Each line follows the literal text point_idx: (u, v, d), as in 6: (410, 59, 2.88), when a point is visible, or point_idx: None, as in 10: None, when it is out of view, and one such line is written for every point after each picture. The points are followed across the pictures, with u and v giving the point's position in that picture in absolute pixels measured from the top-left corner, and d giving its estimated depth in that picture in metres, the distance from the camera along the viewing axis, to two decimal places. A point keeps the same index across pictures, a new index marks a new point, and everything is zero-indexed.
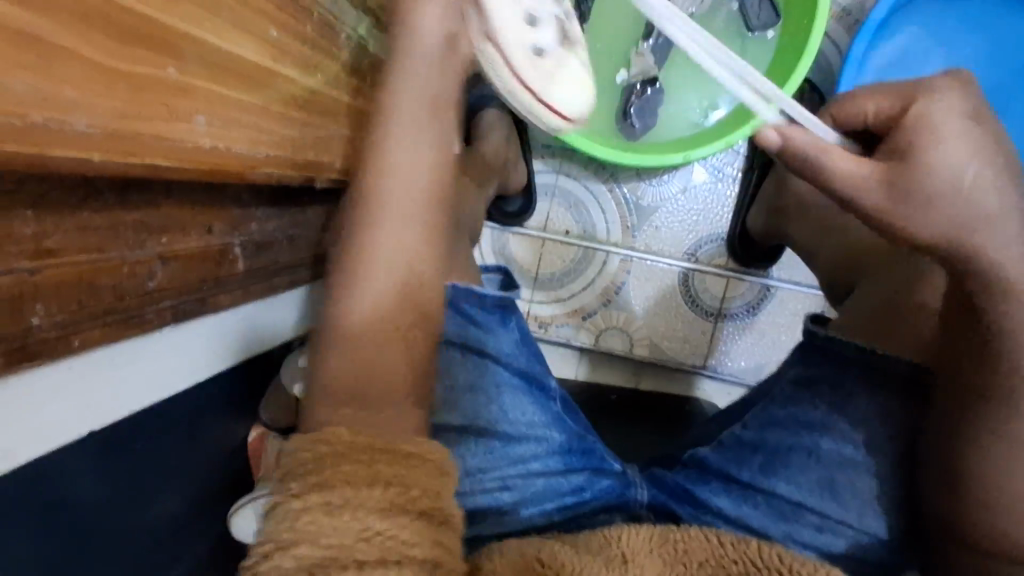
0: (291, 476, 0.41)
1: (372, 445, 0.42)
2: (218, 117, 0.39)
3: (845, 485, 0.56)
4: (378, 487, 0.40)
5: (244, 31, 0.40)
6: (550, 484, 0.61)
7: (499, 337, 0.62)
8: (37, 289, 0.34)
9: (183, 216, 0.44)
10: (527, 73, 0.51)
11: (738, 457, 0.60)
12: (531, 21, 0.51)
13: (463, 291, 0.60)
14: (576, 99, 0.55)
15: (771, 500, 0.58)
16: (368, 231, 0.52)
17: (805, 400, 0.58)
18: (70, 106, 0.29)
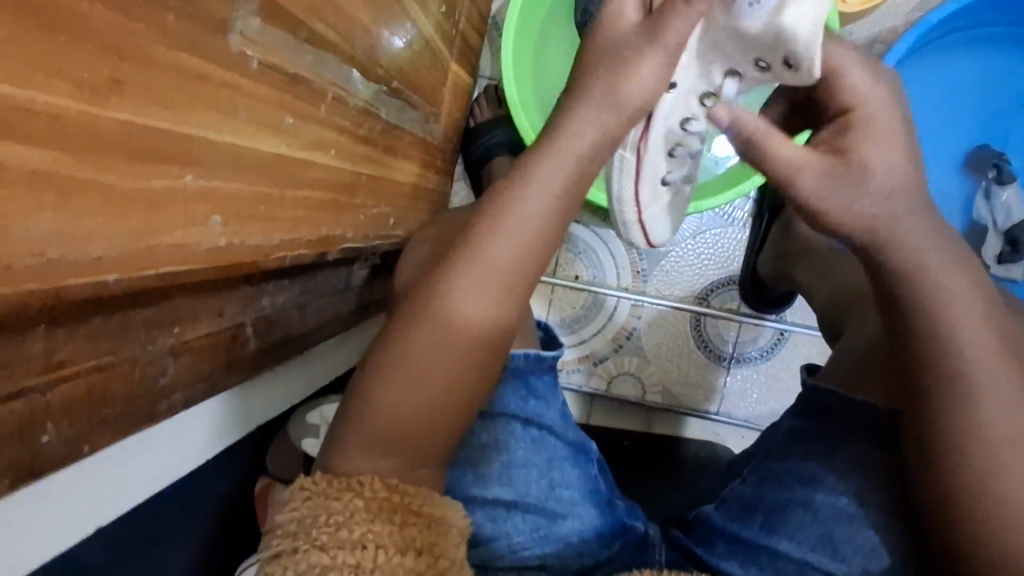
0: (318, 529, 0.45)
1: (404, 506, 0.48)
2: (234, 215, 0.39)
3: (844, 540, 0.55)
4: (409, 553, 0.45)
5: (261, 125, 0.40)
6: (584, 563, 0.58)
7: (554, 407, 0.61)
8: (48, 408, 0.33)
9: (197, 306, 0.44)
10: (642, 200, 0.60)
11: (740, 515, 0.60)
12: (672, 154, 0.58)
13: (527, 360, 0.59)
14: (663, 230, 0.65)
15: (774, 560, 0.57)
16: (447, 288, 0.51)
17: (795, 453, 0.58)
18: (90, 236, 0.28)
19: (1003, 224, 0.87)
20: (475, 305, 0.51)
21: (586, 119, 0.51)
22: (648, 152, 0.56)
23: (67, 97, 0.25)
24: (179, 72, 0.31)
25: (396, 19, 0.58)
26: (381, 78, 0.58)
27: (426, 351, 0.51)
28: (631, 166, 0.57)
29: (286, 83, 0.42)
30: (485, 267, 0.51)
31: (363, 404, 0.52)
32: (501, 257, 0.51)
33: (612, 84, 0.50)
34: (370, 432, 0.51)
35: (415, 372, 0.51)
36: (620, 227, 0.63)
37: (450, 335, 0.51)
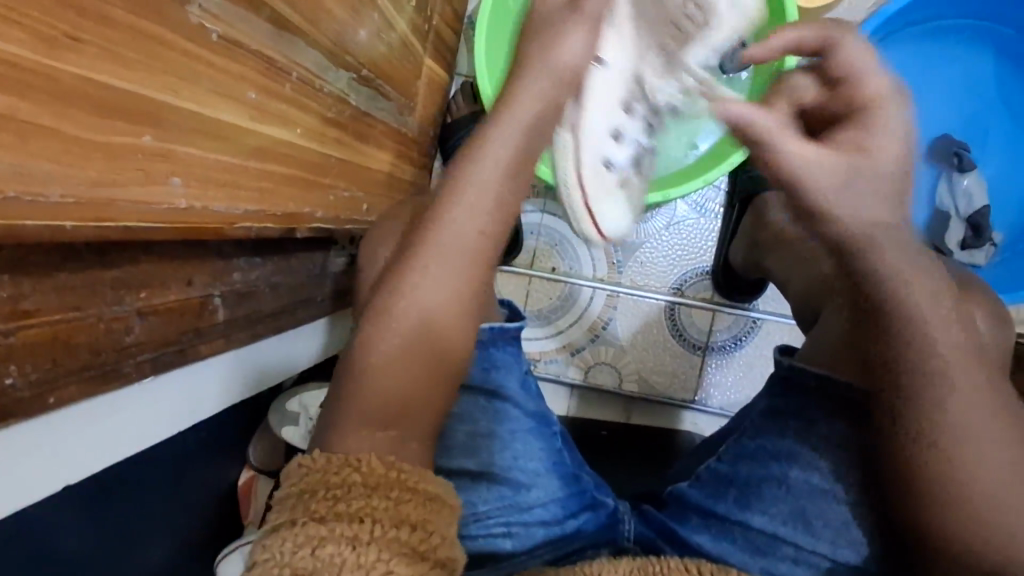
0: (316, 503, 0.43)
1: (401, 483, 0.45)
2: (196, 178, 0.41)
3: (816, 515, 0.55)
4: (405, 528, 0.42)
5: (222, 95, 0.42)
6: (553, 534, 0.60)
7: (516, 379, 0.62)
8: (12, 350, 0.35)
9: (163, 272, 0.46)
10: (586, 180, 0.68)
11: (714, 491, 0.59)
12: (613, 135, 0.68)
13: (492, 333, 0.59)
14: (614, 223, 0.72)
15: (747, 534, 0.57)
16: (413, 265, 0.52)
17: (773, 429, 0.57)
18: (46, 180, 0.31)
19: (965, 211, 0.90)
20: (438, 281, 0.52)
21: (530, 88, 0.56)
22: (584, 129, 0.64)
23: (26, 45, 0.28)
24: (137, 36, 0.34)
25: (366, 9, 0.60)
26: (351, 65, 0.60)
27: (389, 325, 0.51)
28: (570, 145, 0.65)
29: (251, 58, 0.44)
30: (450, 241, 0.52)
31: (347, 376, 0.52)
32: (466, 227, 0.52)
33: (549, 52, 0.57)
34: (351, 413, 0.50)
35: (388, 348, 0.51)
36: (570, 210, 0.70)
37: (416, 306, 0.51)
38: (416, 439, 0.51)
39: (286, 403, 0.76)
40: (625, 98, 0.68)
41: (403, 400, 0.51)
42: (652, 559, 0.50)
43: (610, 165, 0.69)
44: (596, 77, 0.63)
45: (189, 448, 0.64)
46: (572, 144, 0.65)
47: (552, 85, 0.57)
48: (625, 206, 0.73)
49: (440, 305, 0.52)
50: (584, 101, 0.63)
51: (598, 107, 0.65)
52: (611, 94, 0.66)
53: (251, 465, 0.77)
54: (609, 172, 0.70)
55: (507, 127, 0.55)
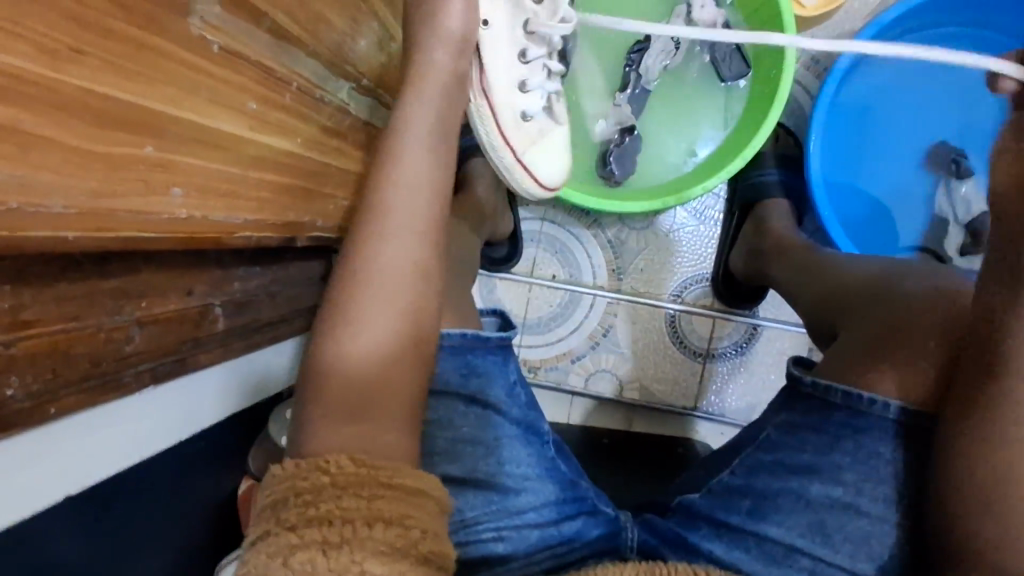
0: (287, 511, 0.43)
1: (373, 479, 0.45)
2: (197, 189, 0.42)
3: (835, 529, 0.55)
4: (377, 525, 0.42)
5: (223, 105, 0.42)
6: (548, 536, 0.60)
7: (500, 385, 0.63)
8: (11, 361, 0.35)
9: (163, 281, 0.46)
10: (512, 139, 0.69)
11: (725, 503, 0.59)
12: (520, 87, 0.68)
13: (461, 337, 0.61)
14: (551, 172, 0.73)
15: (761, 544, 0.56)
16: (367, 246, 0.55)
17: (789, 444, 0.58)
18: (47, 191, 0.31)
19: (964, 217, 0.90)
20: (398, 248, 0.55)
21: (439, 52, 0.60)
22: (494, 91, 0.66)
23: (30, 58, 0.28)
24: (138, 48, 0.34)
25: (366, 20, 0.61)
26: (351, 75, 0.61)
27: (365, 326, 0.53)
28: (486, 110, 0.67)
29: (251, 69, 0.45)
30: (401, 205, 0.57)
31: (332, 380, 0.51)
32: (414, 183, 0.58)
33: (434, 23, 0.59)
34: (326, 406, 0.50)
35: (371, 328, 0.53)
36: (507, 173, 0.71)
37: (383, 271, 0.55)
38: (389, 429, 0.50)
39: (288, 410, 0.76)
40: (518, 44, 0.67)
41: (403, 396, 0.52)
42: (659, 563, 0.50)
43: (527, 116, 0.69)
44: (487, 39, 0.65)
45: (188, 457, 0.64)
46: (489, 108, 0.67)
47: (450, 53, 0.60)
48: (558, 155, 0.74)
49: (402, 270, 0.55)
50: (483, 62, 0.65)
51: (496, 62, 0.66)
52: (502, 46, 0.66)
53: (251, 474, 0.76)
54: (526, 122, 0.70)
55: (418, 109, 0.59)
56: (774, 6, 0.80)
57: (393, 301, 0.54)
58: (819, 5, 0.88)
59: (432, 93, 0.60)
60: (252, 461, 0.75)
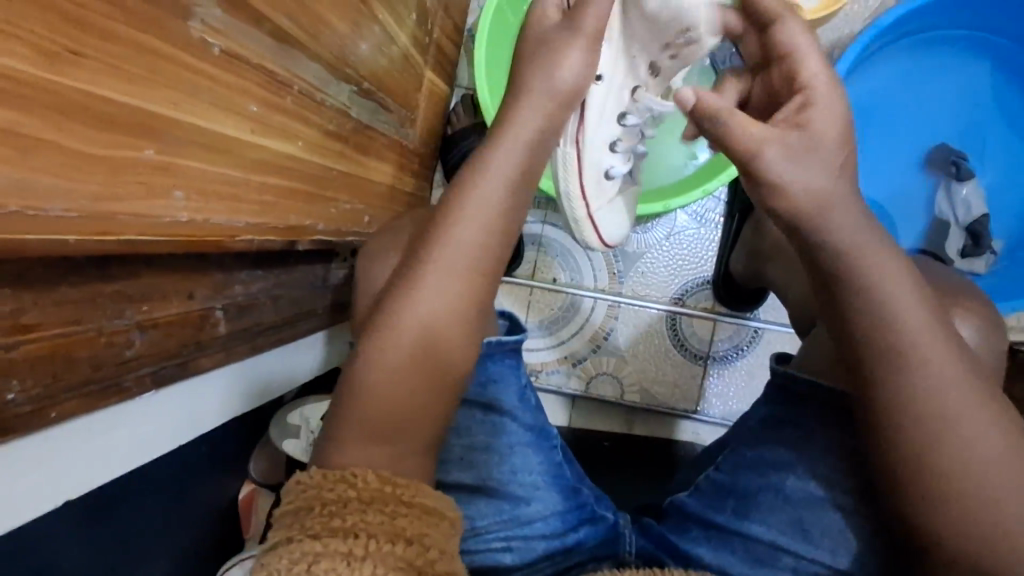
0: (311, 519, 0.43)
1: (396, 497, 0.45)
2: (197, 192, 0.42)
3: (814, 525, 0.54)
4: (399, 542, 0.42)
5: (224, 108, 0.42)
6: (553, 547, 0.59)
7: (512, 390, 0.61)
8: (12, 366, 0.35)
9: (164, 285, 0.46)
10: (590, 194, 0.67)
11: (713, 502, 0.58)
12: (610, 145, 0.66)
13: (489, 347, 0.59)
14: (615, 228, 0.73)
15: (746, 544, 0.56)
16: (413, 281, 0.52)
17: (772, 439, 0.56)
18: (48, 194, 0.31)
19: (964, 219, 0.90)
20: (446, 290, 0.52)
21: (532, 106, 0.55)
22: (586, 144, 0.64)
23: (29, 61, 0.28)
24: (139, 51, 0.34)
25: (367, 23, 0.61)
26: (352, 78, 0.60)
27: (388, 351, 0.51)
28: (573, 158, 0.65)
29: (253, 72, 0.45)
30: (451, 255, 0.52)
31: (346, 387, 0.52)
32: (469, 237, 0.53)
33: (548, 72, 0.55)
34: (355, 423, 0.50)
35: (392, 362, 0.51)
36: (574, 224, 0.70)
37: (417, 316, 0.51)
38: (411, 451, 0.51)
39: (287, 416, 0.77)
40: (620, 107, 0.64)
41: (409, 411, 0.51)
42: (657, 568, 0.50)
43: (611, 177, 0.68)
44: (596, 95, 0.61)
45: (188, 462, 0.63)
46: (576, 160, 0.64)
47: (552, 103, 0.55)
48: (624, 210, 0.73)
49: (449, 317, 0.52)
50: (585, 116, 0.62)
51: (598, 119, 0.63)
52: (607, 106, 0.63)
53: (252, 479, 0.77)
54: (608, 181, 0.68)
55: (506, 151, 0.54)
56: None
57: (418, 352, 0.51)
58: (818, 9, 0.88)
59: (520, 142, 0.55)
60: (254, 468, 0.77)
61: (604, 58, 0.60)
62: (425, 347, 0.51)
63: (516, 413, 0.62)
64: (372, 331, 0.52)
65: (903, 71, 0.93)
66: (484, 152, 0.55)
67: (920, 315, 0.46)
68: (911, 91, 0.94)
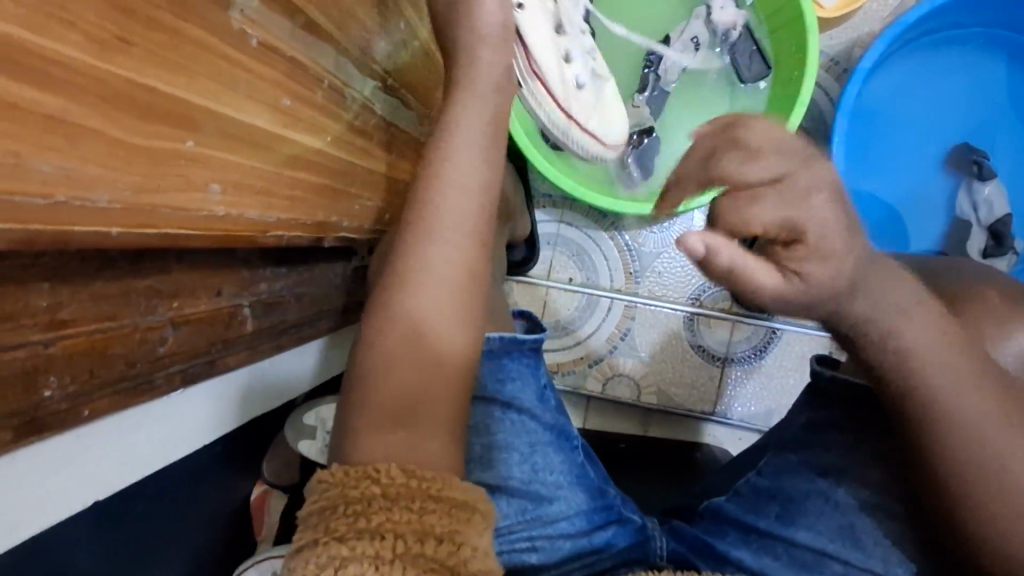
0: (335, 520, 0.41)
1: (424, 492, 0.43)
2: (233, 185, 0.41)
3: (865, 532, 0.53)
4: (429, 542, 0.41)
5: (259, 101, 0.42)
6: (581, 545, 0.58)
7: (531, 389, 0.60)
8: (51, 361, 0.34)
9: (194, 281, 0.45)
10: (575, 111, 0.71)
11: (754, 506, 0.57)
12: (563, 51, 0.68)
13: (501, 341, 0.58)
14: (614, 132, 0.78)
15: (790, 550, 0.55)
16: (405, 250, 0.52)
17: (815, 446, 0.55)
18: (93, 184, 0.30)
19: (986, 219, 0.90)
20: (442, 251, 0.51)
21: None
22: (546, 73, 0.65)
23: (79, 47, 0.27)
24: (182, 41, 0.33)
25: (392, 18, 0.60)
26: (376, 73, 0.60)
27: (397, 334, 0.50)
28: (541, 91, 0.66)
29: (286, 65, 0.44)
30: (450, 212, 0.52)
31: (363, 385, 0.50)
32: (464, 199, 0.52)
33: None
34: (367, 415, 0.48)
35: (399, 354, 0.50)
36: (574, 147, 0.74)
37: (422, 290, 0.51)
38: None
39: (303, 417, 0.77)
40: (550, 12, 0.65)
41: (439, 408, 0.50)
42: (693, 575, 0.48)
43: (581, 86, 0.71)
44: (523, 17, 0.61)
45: (204, 462, 0.62)
46: (546, 92, 0.66)
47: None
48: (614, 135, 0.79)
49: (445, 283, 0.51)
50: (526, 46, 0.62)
51: (539, 40, 0.62)
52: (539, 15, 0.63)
53: (264, 479, 0.77)
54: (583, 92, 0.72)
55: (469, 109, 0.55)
56: (801, 25, 0.80)
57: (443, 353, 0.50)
58: (839, 8, 0.87)
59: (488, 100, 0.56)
60: (267, 468, 0.76)
61: None
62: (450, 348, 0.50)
63: (533, 410, 0.60)
64: (368, 325, 0.51)
65: (916, 71, 0.92)
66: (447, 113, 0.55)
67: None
68: (923, 90, 0.93)
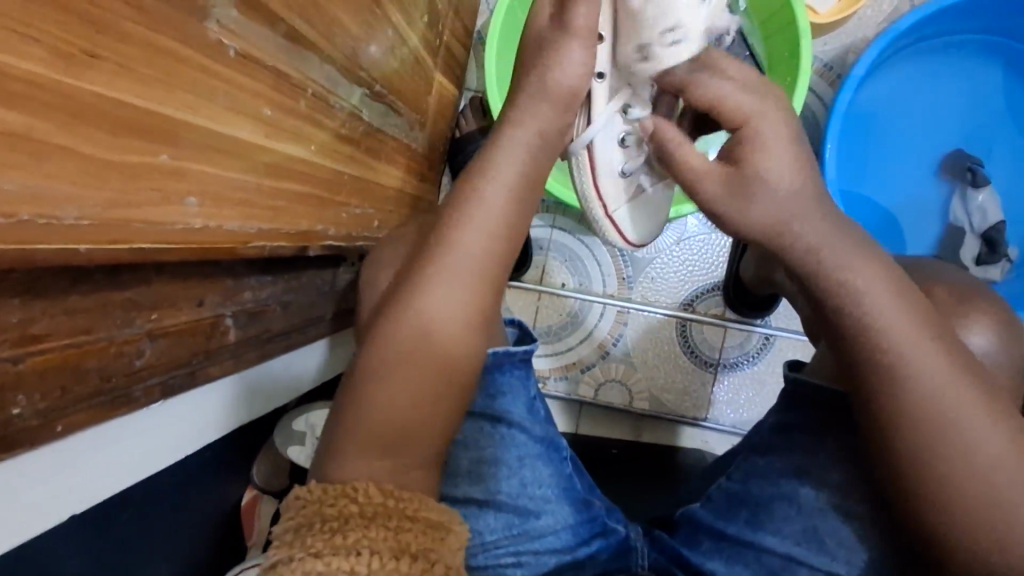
0: (312, 536, 0.41)
1: (400, 511, 0.44)
2: (211, 197, 0.40)
3: (829, 534, 0.52)
4: (404, 559, 0.40)
5: (239, 113, 0.41)
6: (565, 561, 0.58)
7: (521, 402, 0.60)
8: (20, 377, 0.34)
9: (174, 292, 0.45)
10: (607, 195, 0.65)
11: (725, 511, 0.56)
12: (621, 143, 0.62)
13: (496, 357, 0.57)
14: (642, 229, 0.69)
15: (760, 557, 0.54)
16: (417, 283, 0.51)
17: (781, 447, 0.54)
18: (61, 200, 0.30)
19: (980, 226, 0.89)
20: (450, 291, 0.51)
21: (535, 116, 0.55)
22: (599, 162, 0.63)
23: (43, 62, 0.27)
24: (155, 54, 0.33)
25: (380, 24, 0.60)
26: (364, 80, 0.59)
27: (393, 366, 0.50)
28: (586, 165, 0.63)
29: (268, 75, 0.43)
30: (458, 256, 0.52)
31: (350, 401, 0.50)
32: (471, 243, 0.52)
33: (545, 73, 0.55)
34: (357, 440, 0.48)
35: (398, 389, 0.49)
36: (596, 228, 0.68)
37: (421, 328, 0.50)
38: (417, 465, 0.50)
39: (292, 423, 0.78)
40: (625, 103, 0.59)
41: (421, 420, 0.49)
42: None
43: (626, 174, 0.64)
44: (598, 91, 0.58)
45: (192, 471, 0.62)
46: (589, 158, 0.62)
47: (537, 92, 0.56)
48: (653, 214, 0.69)
49: (456, 320, 0.51)
50: (590, 115, 0.60)
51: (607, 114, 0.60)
52: (611, 108, 0.59)
53: (255, 485, 0.77)
54: (625, 179, 0.65)
55: (503, 155, 0.55)
56: (794, 31, 0.80)
57: (426, 365, 0.50)
58: (833, 14, 0.87)
59: (520, 139, 0.55)
60: (255, 473, 0.77)
61: (603, 52, 0.56)
62: (434, 360, 0.50)
63: (524, 424, 0.60)
64: (363, 355, 0.51)
65: (910, 78, 0.92)
66: (479, 157, 0.55)
67: (907, 315, 0.45)
68: (918, 96, 0.93)
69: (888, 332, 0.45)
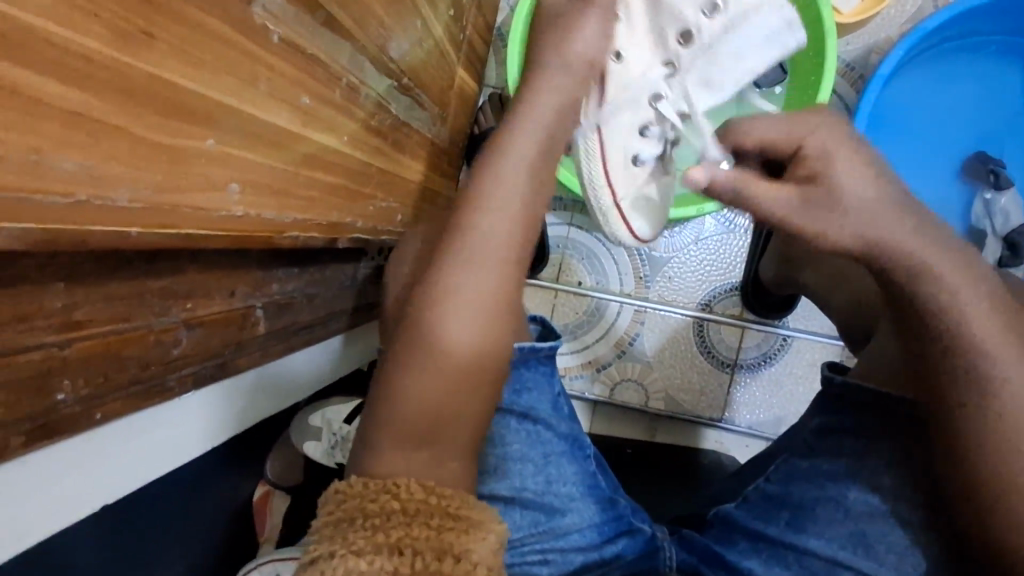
0: (353, 533, 0.41)
1: (442, 509, 0.43)
2: (252, 185, 0.40)
3: (877, 539, 0.51)
4: (446, 560, 0.40)
5: (279, 99, 0.41)
6: (591, 559, 0.57)
7: (546, 399, 0.59)
8: (65, 362, 0.34)
9: (208, 281, 0.44)
10: (616, 181, 0.62)
11: (764, 513, 0.56)
12: (640, 130, 0.62)
13: (523, 352, 0.56)
14: (647, 225, 0.66)
15: (801, 559, 0.53)
16: (445, 268, 0.51)
17: (829, 450, 0.53)
18: (114, 182, 0.29)
19: (1002, 229, 0.88)
20: (478, 274, 0.50)
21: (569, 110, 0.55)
22: (610, 145, 0.61)
23: (103, 40, 0.26)
24: (205, 36, 0.32)
25: (410, 16, 0.59)
26: (393, 72, 0.59)
27: (421, 350, 0.49)
28: (597, 148, 0.60)
29: (306, 63, 0.43)
30: (487, 238, 0.51)
31: (387, 396, 0.49)
32: (499, 227, 0.51)
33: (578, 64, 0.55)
34: (394, 430, 0.48)
35: (428, 376, 0.49)
36: (599, 216, 0.63)
37: (451, 312, 0.49)
38: (455, 457, 0.49)
39: (309, 418, 0.77)
40: (653, 87, 0.61)
41: (458, 416, 0.49)
42: None
43: (639, 163, 0.63)
44: (615, 73, 0.59)
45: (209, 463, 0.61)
46: (599, 142, 0.60)
47: (574, 85, 0.55)
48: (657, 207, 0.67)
49: (483, 304, 0.50)
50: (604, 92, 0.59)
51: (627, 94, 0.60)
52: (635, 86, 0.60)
53: (268, 480, 0.75)
54: (636, 168, 0.63)
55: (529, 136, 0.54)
56: (818, 31, 0.79)
57: (460, 357, 0.49)
58: (856, 14, 0.87)
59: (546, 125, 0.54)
60: (269, 468, 0.76)
61: (620, 33, 0.59)
62: (469, 350, 0.49)
63: (548, 421, 0.59)
64: (393, 343, 0.51)
65: (928, 79, 0.92)
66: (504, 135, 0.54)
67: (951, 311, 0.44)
68: (937, 97, 0.92)
69: (931, 331, 0.45)
